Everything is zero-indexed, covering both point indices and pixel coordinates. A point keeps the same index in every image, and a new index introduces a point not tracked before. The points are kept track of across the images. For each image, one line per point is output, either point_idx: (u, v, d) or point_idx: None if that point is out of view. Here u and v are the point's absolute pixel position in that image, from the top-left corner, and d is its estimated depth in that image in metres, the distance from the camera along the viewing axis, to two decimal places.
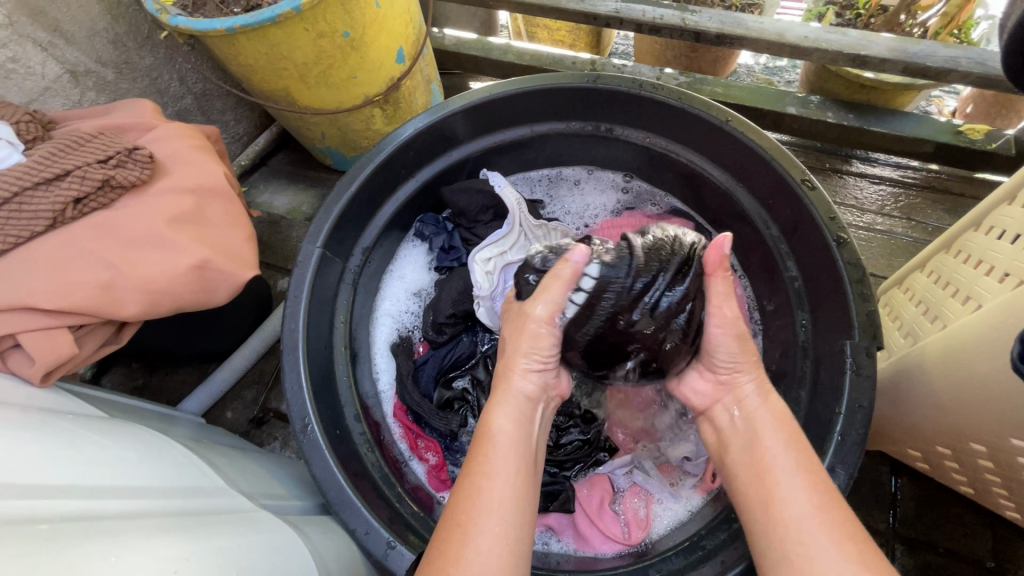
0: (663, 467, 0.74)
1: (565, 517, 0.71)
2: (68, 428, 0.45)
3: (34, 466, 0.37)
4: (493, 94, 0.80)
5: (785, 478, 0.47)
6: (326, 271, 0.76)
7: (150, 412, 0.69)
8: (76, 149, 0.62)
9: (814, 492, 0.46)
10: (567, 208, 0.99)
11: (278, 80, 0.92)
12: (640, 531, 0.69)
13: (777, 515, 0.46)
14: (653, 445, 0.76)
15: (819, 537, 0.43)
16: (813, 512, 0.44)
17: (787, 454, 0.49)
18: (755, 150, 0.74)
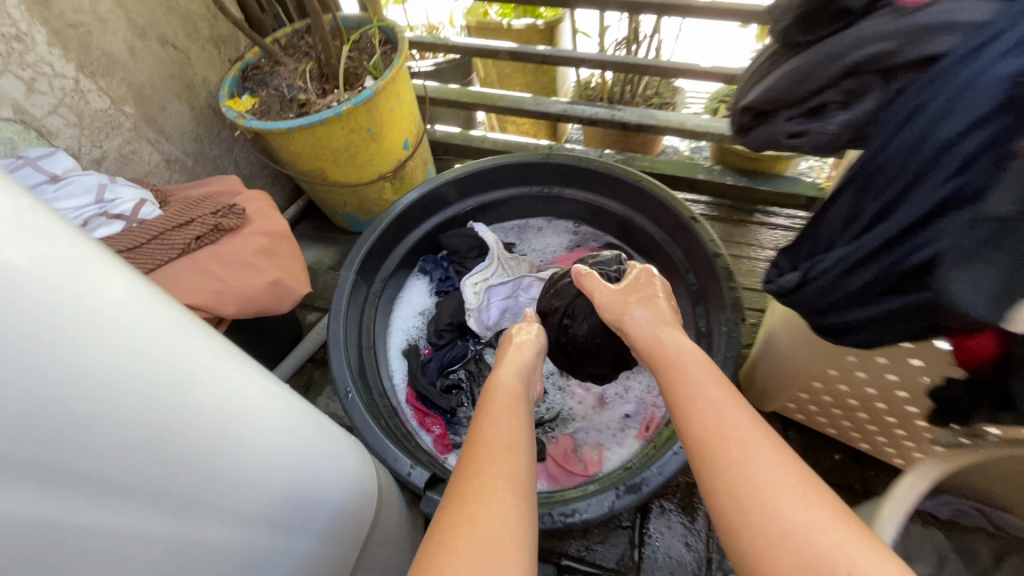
0: (613, 425, 1.00)
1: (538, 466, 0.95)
2: None
3: None
4: (475, 168, 1.14)
5: (727, 428, 0.51)
6: (357, 291, 1.04)
7: None
8: (195, 207, 0.93)
9: (755, 435, 0.49)
10: (533, 247, 1.31)
11: (317, 162, 1.26)
12: (594, 469, 0.94)
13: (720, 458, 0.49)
14: (605, 411, 1.02)
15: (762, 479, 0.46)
16: (751, 458, 0.47)
17: (720, 400, 0.54)
18: (659, 199, 1.08)
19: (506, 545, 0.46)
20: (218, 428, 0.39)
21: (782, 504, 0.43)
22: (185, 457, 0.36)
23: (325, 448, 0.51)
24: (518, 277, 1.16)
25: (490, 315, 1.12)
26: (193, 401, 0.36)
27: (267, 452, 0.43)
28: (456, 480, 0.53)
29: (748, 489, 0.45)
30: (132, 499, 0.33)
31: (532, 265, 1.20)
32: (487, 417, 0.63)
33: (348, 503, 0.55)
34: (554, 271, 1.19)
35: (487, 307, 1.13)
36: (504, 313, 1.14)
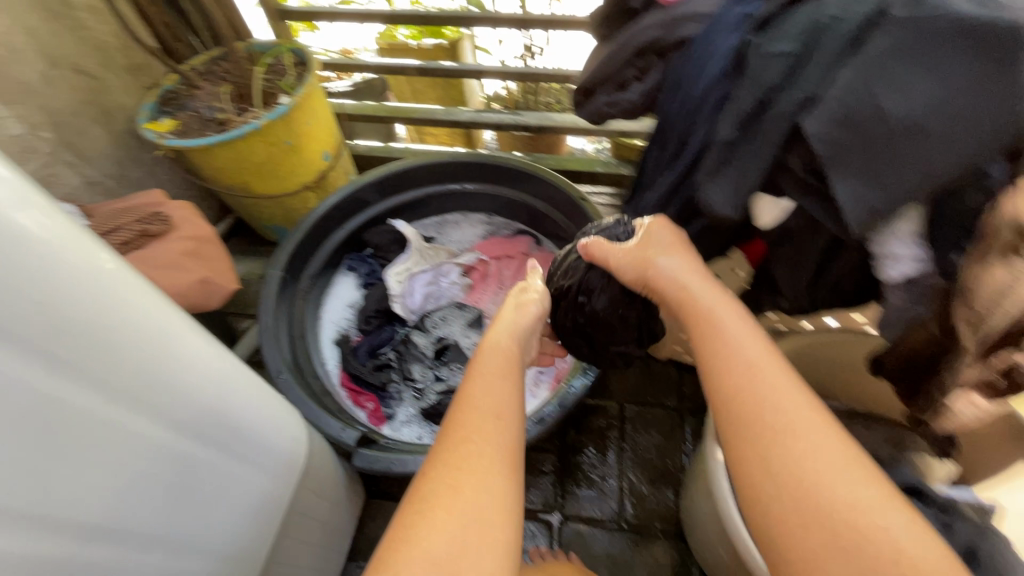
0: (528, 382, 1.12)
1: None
2: None
3: None
4: (389, 169, 1.26)
5: (777, 388, 0.54)
6: (285, 286, 1.13)
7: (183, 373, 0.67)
8: (121, 216, 1.01)
9: (798, 393, 0.54)
10: (452, 239, 1.43)
11: (241, 176, 1.34)
12: None
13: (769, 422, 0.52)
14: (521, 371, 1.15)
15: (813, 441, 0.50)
16: (802, 417, 0.52)
17: (756, 349, 0.57)
18: (553, 184, 1.24)
19: (490, 517, 0.55)
20: (150, 342, 0.49)
21: (805, 450, 0.50)
22: (127, 359, 0.46)
23: (243, 386, 0.62)
24: (437, 264, 1.27)
25: (414, 299, 1.23)
26: (131, 316, 0.47)
27: (191, 368, 0.54)
28: (449, 459, 0.58)
29: (803, 454, 0.50)
30: (85, 384, 0.43)
31: (450, 253, 1.33)
32: (485, 388, 0.68)
33: (261, 431, 0.65)
34: (469, 256, 1.32)
35: (410, 293, 1.24)
36: (427, 297, 1.25)
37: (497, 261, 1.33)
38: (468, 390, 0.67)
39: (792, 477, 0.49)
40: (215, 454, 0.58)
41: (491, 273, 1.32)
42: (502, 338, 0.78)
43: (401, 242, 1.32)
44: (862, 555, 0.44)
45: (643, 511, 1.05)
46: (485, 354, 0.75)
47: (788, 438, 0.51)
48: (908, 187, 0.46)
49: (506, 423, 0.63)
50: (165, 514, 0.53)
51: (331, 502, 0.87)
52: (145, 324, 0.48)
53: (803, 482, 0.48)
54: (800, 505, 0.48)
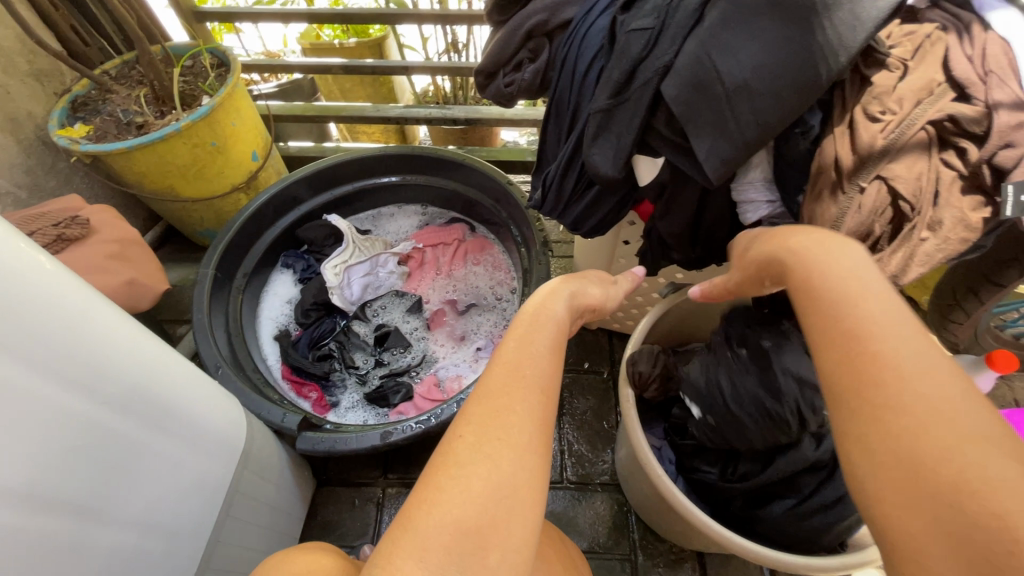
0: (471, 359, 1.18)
1: (407, 404, 1.10)
2: None
3: None
4: (318, 165, 1.28)
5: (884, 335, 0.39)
6: (218, 284, 1.13)
7: None
8: (33, 220, 0.97)
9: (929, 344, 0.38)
10: (389, 232, 1.47)
11: (165, 180, 1.32)
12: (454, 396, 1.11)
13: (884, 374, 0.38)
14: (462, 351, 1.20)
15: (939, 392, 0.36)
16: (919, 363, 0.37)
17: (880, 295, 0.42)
18: (480, 172, 1.30)
19: (523, 497, 0.42)
20: (82, 322, 0.50)
21: (920, 400, 0.35)
22: (59, 337, 0.48)
23: (178, 373, 0.63)
24: (374, 256, 1.30)
25: (353, 291, 1.26)
26: (64, 295, 0.48)
27: (125, 350, 0.55)
28: (488, 424, 0.45)
29: (917, 408, 0.35)
30: (13, 360, 0.44)
31: (386, 244, 1.36)
32: (529, 356, 0.52)
33: (196, 416, 0.66)
34: (405, 246, 1.35)
35: (349, 285, 1.26)
36: (366, 287, 1.28)
37: (433, 248, 1.37)
38: (506, 351, 0.52)
39: (924, 431, 0.34)
40: (151, 438, 0.59)
41: (427, 260, 1.35)
42: (559, 302, 0.62)
43: (336, 236, 1.34)
44: (963, 517, 0.31)
45: (582, 469, 1.12)
46: (535, 318, 0.58)
47: (899, 381, 0.37)
48: (748, 138, 0.55)
49: (544, 392, 0.49)
50: (106, 494, 0.54)
51: (276, 486, 0.89)
52: (64, 305, 0.48)
53: (911, 448, 0.34)
54: (916, 484, 0.33)
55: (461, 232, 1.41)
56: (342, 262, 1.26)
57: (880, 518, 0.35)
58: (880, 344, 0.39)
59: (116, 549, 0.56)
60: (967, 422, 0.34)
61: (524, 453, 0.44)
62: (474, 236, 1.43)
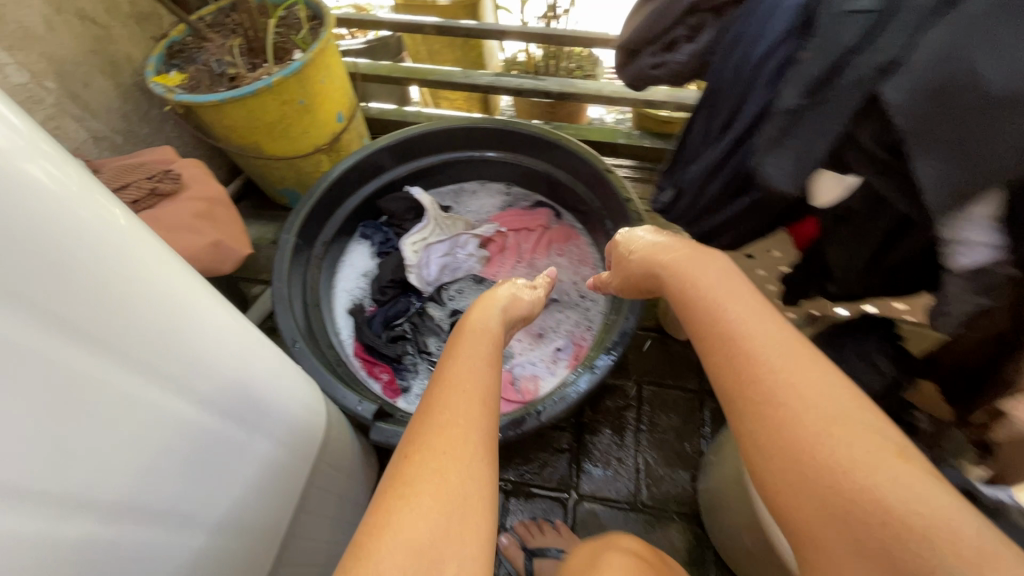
0: (547, 360, 1.09)
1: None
2: None
3: None
4: (406, 134, 1.21)
5: (790, 374, 0.45)
6: (298, 251, 1.09)
7: None
8: (130, 172, 0.95)
9: (824, 377, 0.45)
10: (470, 210, 1.39)
11: (252, 136, 1.28)
12: (531, 398, 1.03)
13: (791, 412, 0.43)
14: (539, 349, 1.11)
15: (851, 432, 0.41)
16: (817, 393, 0.44)
17: (772, 330, 0.49)
18: (578, 155, 1.18)
19: (474, 504, 0.47)
20: (163, 309, 0.44)
21: (829, 432, 0.41)
22: (135, 326, 0.41)
23: (269, 363, 0.57)
24: (454, 235, 1.23)
25: (430, 270, 1.19)
26: (144, 280, 0.42)
27: (211, 340, 0.49)
28: (428, 433, 0.50)
29: (821, 443, 0.41)
30: (97, 352, 0.38)
31: (467, 224, 1.28)
32: (468, 369, 0.58)
33: (285, 406, 0.60)
34: (487, 227, 1.28)
35: (427, 264, 1.20)
36: (444, 267, 1.21)
37: (516, 233, 1.30)
38: (446, 371, 0.58)
39: (818, 452, 0.41)
40: (231, 430, 0.53)
41: (509, 245, 1.28)
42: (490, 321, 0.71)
43: (417, 211, 1.27)
44: (895, 558, 0.36)
45: (659, 492, 1.04)
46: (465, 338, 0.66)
47: (802, 407, 0.43)
48: (999, 168, 0.41)
49: (485, 396, 0.55)
50: (184, 492, 0.49)
51: (349, 475, 0.86)
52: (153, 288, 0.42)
53: (843, 487, 0.39)
54: (844, 519, 0.39)
55: (546, 218, 1.32)
56: (422, 239, 1.21)
57: (809, 544, 0.41)
58: (767, 359, 0.46)
59: (198, 550, 0.52)
60: (856, 424, 0.41)
61: (471, 448, 0.50)
62: (560, 223, 1.33)
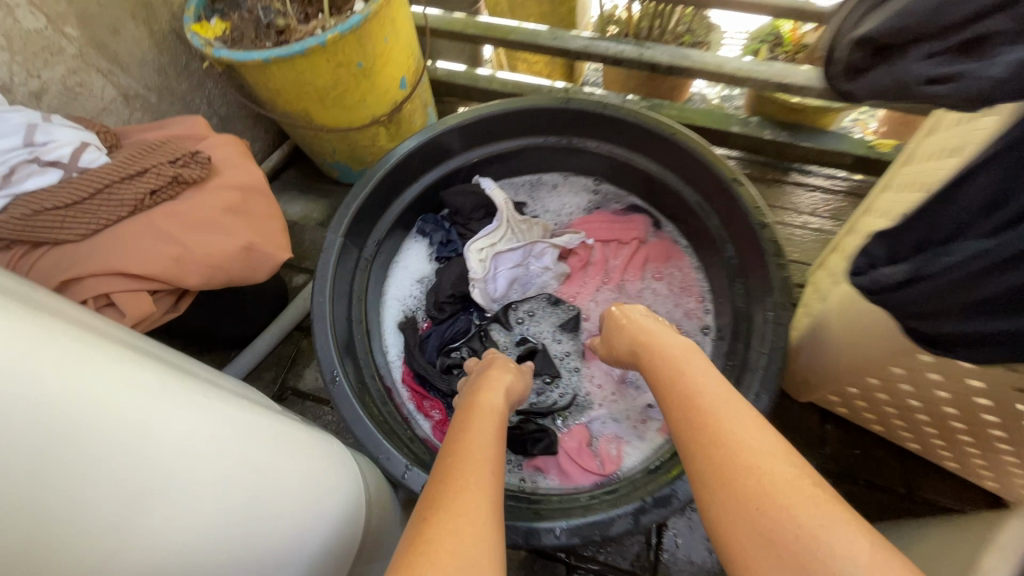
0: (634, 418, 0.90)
1: (551, 459, 0.86)
2: None
3: None
4: (482, 113, 0.97)
5: (741, 445, 0.48)
6: (346, 256, 0.91)
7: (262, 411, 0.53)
8: (150, 152, 0.77)
9: (783, 458, 0.46)
10: (547, 207, 1.17)
11: (300, 102, 1.09)
12: (611, 468, 0.84)
13: (753, 482, 0.45)
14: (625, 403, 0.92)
15: (800, 500, 0.42)
16: (778, 474, 0.45)
17: (742, 421, 0.50)
18: (697, 157, 0.93)
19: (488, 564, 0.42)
20: (114, 448, 0.32)
21: (773, 489, 0.44)
22: (55, 488, 0.28)
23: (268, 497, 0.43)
24: (530, 243, 1.02)
25: (497, 285, 1.01)
26: (82, 414, 0.30)
27: (185, 476, 0.36)
28: (443, 494, 0.46)
29: (782, 516, 0.42)
30: None
31: (545, 229, 1.06)
32: (481, 442, 0.55)
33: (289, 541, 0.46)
34: (571, 237, 1.06)
35: (495, 278, 1.01)
36: (513, 281, 1.03)
37: (602, 245, 1.08)
38: (457, 442, 0.55)
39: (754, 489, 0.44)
40: None
41: (594, 261, 1.07)
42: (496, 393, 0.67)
43: (488, 209, 1.06)
44: None
45: None
46: (476, 411, 0.62)
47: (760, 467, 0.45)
48: None
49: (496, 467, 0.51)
50: None
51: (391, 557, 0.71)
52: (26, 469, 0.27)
53: (810, 561, 0.39)
54: None
55: (643, 230, 1.09)
56: (493, 246, 1.00)
57: None
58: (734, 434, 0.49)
59: None
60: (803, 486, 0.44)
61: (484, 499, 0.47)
62: (658, 238, 1.10)
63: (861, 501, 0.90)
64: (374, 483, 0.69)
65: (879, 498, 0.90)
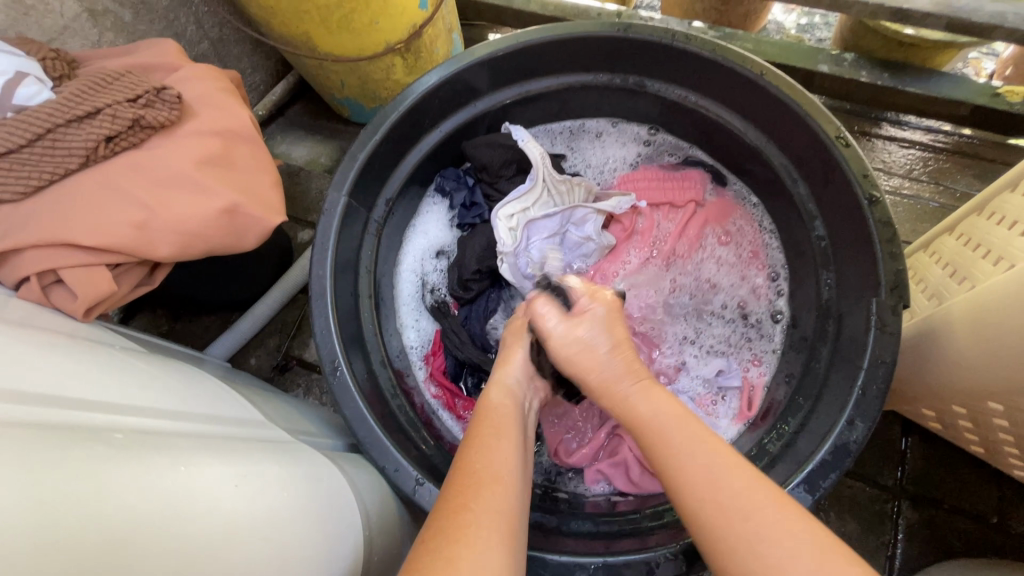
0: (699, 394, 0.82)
1: (615, 466, 0.74)
2: (126, 365, 0.46)
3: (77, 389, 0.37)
4: (519, 41, 0.78)
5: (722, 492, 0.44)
6: (352, 219, 0.76)
7: (232, 439, 0.43)
8: (105, 86, 0.62)
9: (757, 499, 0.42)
10: (588, 161, 0.98)
11: (300, 23, 0.90)
12: None
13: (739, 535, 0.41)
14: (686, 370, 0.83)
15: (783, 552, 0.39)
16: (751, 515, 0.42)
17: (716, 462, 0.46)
18: (790, 107, 0.73)
19: None
20: (139, 444, 0.35)
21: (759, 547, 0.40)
22: (88, 464, 0.30)
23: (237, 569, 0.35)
24: (569, 208, 0.87)
25: (529, 259, 0.85)
26: (109, 440, 0.33)
27: (213, 486, 0.36)
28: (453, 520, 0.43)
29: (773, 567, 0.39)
30: None
31: (588, 190, 0.89)
32: (487, 449, 0.51)
33: (342, 539, 0.45)
34: (620, 199, 0.88)
35: (528, 251, 0.86)
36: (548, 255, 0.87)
37: (651, 209, 0.91)
38: (468, 450, 0.51)
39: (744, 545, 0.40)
40: None
41: (643, 227, 0.90)
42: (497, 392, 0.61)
43: (519, 163, 0.88)
44: None
45: None
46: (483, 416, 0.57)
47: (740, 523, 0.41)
48: None
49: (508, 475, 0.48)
50: None
51: None
52: None
53: None
54: None
55: (701, 190, 0.91)
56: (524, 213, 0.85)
57: None
58: (682, 467, 0.46)
59: None
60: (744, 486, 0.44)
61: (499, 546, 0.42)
62: (720, 195, 0.92)
63: (943, 529, 0.77)
64: (378, 504, 0.57)
65: (962, 525, 0.77)
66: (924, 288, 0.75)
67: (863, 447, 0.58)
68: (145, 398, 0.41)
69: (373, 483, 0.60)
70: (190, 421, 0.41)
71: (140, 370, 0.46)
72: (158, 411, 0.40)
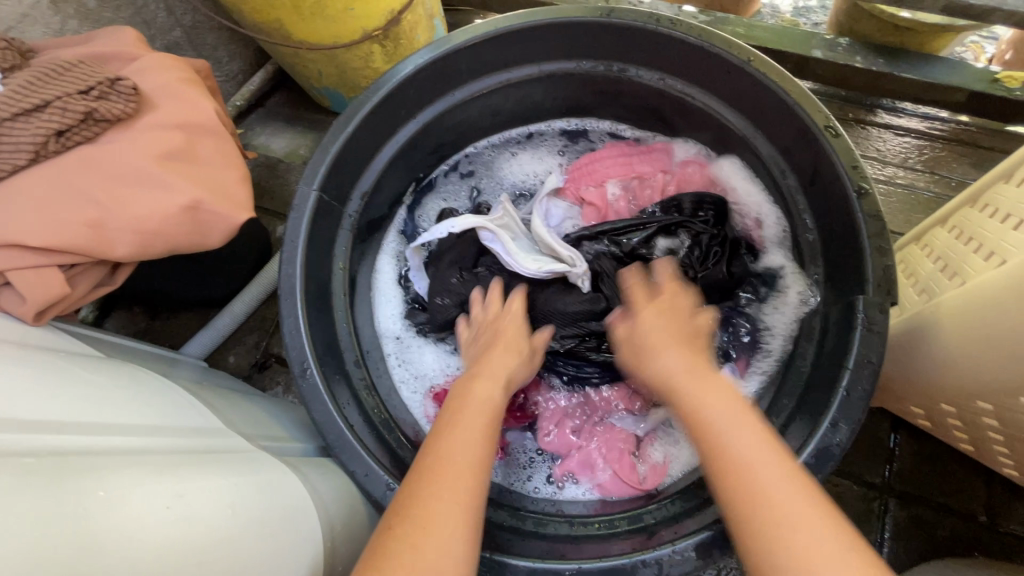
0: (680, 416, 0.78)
1: (582, 462, 0.74)
2: (72, 373, 0.43)
3: (6, 401, 0.35)
4: (499, 28, 0.75)
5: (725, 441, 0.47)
6: (324, 215, 0.73)
7: (179, 452, 0.41)
8: (56, 77, 0.59)
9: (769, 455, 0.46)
10: (503, 184, 0.96)
11: (272, 9, 0.86)
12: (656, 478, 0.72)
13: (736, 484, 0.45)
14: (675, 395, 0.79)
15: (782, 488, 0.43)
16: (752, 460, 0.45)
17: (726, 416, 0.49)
18: (778, 94, 0.70)
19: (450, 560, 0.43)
20: (62, 467, 0.33)
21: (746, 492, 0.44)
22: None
23: None
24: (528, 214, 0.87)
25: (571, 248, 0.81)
26: (25, 464, 0.31)
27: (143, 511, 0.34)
28: (416, 517, 0.45)
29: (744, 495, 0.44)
30: None
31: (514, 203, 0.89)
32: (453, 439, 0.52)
33: (297, 552, 0.43)
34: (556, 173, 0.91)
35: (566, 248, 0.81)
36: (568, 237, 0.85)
37: (621, 187, 0.90)
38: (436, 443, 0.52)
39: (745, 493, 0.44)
40: None
41: (618, 206, 0.89)
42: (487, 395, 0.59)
43: (478, 249, 0.82)
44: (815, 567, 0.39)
45: None
46: (461, 405, 0.57)
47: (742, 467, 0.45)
48: None
49: (478, 461, 0.50)
50: None
51: None
52: None
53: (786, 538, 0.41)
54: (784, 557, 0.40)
55: (666, 160, 0.91)
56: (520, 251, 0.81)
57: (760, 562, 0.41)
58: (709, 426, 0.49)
59: None
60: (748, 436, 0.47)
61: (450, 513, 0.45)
62: (686, 161, 0.90)
63: (931, 528, 0.76)
64: (343, 510, 0.55)
65: (950, 524, 0.76)
66: (915, 282, 0.73)
67: (845, 451, 0.56)
68: (83, 412, 0.39)
69: (340, 488, 0.58)
70: (133, 434, 0.39)
71: (88, 379, 0.44)
72: (97, 427, 0.38)
